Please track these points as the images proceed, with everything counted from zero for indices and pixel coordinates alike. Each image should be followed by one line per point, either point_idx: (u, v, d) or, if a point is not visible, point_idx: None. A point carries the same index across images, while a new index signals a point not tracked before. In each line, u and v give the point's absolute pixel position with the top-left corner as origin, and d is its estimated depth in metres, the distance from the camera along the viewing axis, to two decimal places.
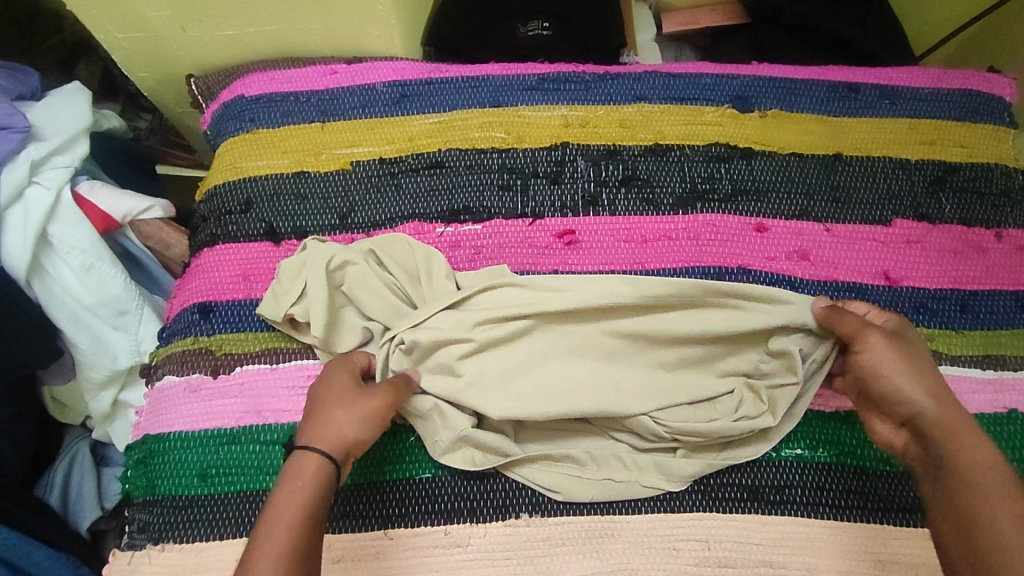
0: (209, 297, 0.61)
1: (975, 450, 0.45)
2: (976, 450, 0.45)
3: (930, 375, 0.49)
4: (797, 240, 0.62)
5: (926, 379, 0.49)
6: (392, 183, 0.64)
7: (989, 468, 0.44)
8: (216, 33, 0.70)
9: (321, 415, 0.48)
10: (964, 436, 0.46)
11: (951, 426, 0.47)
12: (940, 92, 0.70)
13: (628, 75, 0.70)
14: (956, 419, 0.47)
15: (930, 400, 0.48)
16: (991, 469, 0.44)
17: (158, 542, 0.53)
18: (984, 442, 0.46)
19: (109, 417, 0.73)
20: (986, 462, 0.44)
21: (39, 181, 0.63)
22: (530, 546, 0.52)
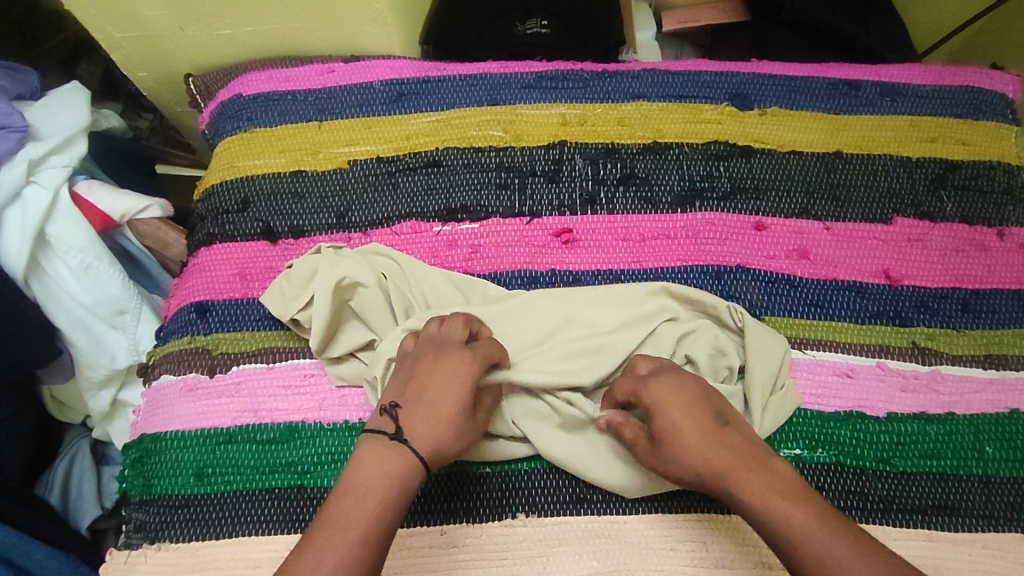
0: (206, 297, 0.61)
1: (760, 487, 0.44)
2: (764, 487, 0.44)
3: (689, 410, 0.49)
4: (797, 238, 0.62)
5: (677, 421, 0.49)
6: (389, 182, 0.64)
7: (781, 500, 0.43)
8: (214, 32, 0.70)
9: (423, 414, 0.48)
10: (761, 486, 0.44)
11: (728, 465, 0.46)
12: (941, 89, 0.69)
13: (626, 72, 0.69)
14: (733, 455, 0.46)
15: (716, 447, 0.47)
16: (779, 495, 0.43)
17: (155, 541, 0.53)
18: (781, 487, 0.44)
19: (108, 416, 0.73)
20: (773, 489, 0.44)
21: (37, 181, 0.63)
22: (527, 546, 0.52)
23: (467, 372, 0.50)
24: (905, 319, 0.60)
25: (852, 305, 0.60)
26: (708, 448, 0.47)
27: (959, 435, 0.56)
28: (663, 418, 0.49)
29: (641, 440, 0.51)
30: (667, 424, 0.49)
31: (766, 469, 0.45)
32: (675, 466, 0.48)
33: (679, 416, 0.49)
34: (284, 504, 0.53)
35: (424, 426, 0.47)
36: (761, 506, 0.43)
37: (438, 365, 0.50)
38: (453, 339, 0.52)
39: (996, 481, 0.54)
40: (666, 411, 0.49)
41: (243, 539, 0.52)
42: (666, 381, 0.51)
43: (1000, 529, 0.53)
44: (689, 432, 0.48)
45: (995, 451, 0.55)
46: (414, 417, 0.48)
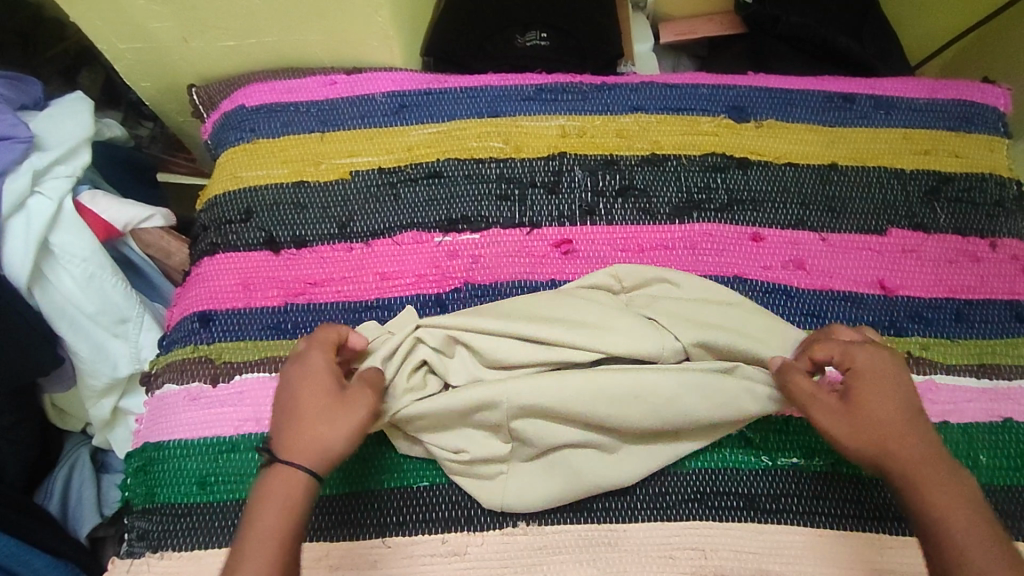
0: (209, 306, 0.61)
1: (943, 488, 0.43)
2: (943, 485, 0.43)
3: (904, 394, 0.47)
4: (793, 249, 0.63)
5: (889, 403, 0.46)
6: (391, 193, 0.65)
7: (958, 511, 0.42)
8: (218, 44, 0.71)
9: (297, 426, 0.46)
10: (926, 480, 0.43)
11: (919, 462, 0.44)
12: (934, 102, 0.70)
13: (625, 85, 0.70)
14: (931, 453, 0.44)
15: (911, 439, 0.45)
16: (961, 499, 0.42)
17: (157, 549, 0.54)
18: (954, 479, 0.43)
19: (109, 424, 0.73)
20: (952, 493, 0.43)
21: (41, 191, 0.64)
22: (527, 554, 0.52)
23: (320, 372, 0.48)
24: (900, 328, 0.61)
25: (848, 315, 0.61)
26: (913, 438, 0.45)
27: (954, 443, 0.56)
28: (865, 387, 0.47)
29: (823, 393, 0.48)
30: (860, 396, 0.47)
31: (948, 472, 0.44)
32: (856, 434, 0.46)
33: (889, 394, 0.47)
34: None
35: (302, 443, 0.45)
36: (931, 502, 0.43)
37: (304, 391, 0.47)
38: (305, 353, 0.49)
39: (989, 489, 0.55)
40: (868, 386, 0.47)
41: None
42: (871, 353, 0.48)
43: None
44: (892, 419, 0.46)
45: (988, 459, 0.56)
46: (296, 435, 0.45)
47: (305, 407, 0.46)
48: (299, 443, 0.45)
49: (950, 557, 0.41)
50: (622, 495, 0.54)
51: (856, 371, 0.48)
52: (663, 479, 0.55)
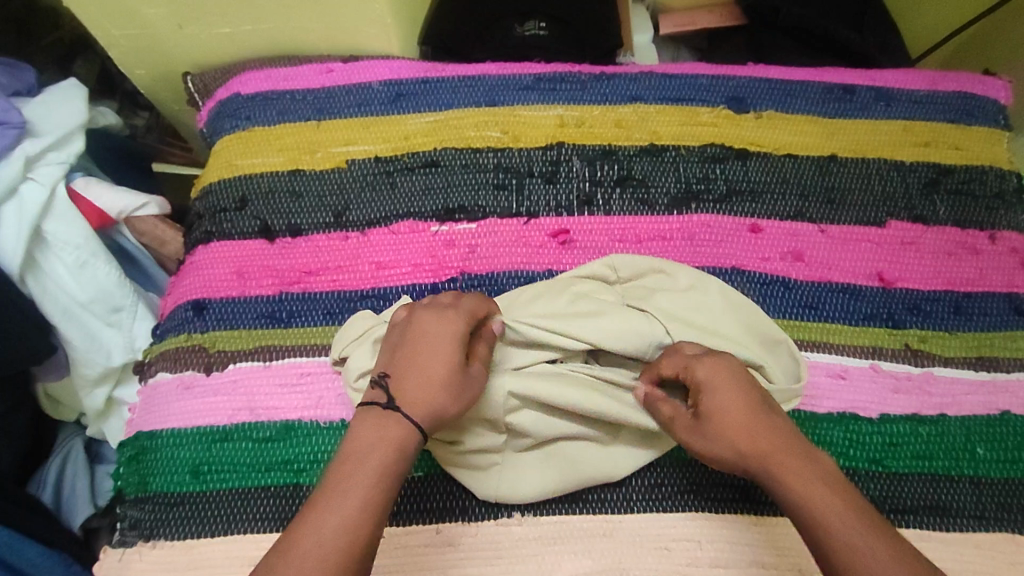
0: (203, 294, 0.61)
1: (800, 474, 0.44)
2: (803, 473, 0.44)
3: (744, 393, 0.47)
4: (791, 241, 0.63)
5: (733, 403, 0.47)
6: (387, 182, 0.64)
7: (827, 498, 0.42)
8: (213, 31, 0.70)
9: (409, 381, 0.46)
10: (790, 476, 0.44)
11: (773, 455, 0.45)
12: (934, 94, 0.70)
13: (624, 74, 0.70)
14: (783, 446, 0.45)
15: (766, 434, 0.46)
16: (820, 483, 0.43)
17: (150, 538, 0.53)
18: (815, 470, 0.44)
19: (103, 415, 0.73)
20: (811, 479, 0.43)
21: (34, 177, 0.63)
22: (522, 545, 0.52)
23: (451, 329, 0.48)
24: (898, 321, 0.60)
25: (846, 307, 0.60)
26: (763, 435, 0.45)
27: (951, 436, 0.56)
28: (709, 400, 0.47)
29: (681, 412, 0.49)
30: (711, 408, 0.47)
31: (805, 459, 0.45)
32: (711, 442, 0.47)
33: (731, 397, 0.47)
34: (280, 503, 0.53)
35: (415, 395, 0.45)
36: (798, 494, 0.43)
37: (429, 352, 0.47)
38: (440, 302, 0.50)
39: (987, 482, 0.55)
40: (716, 395, 0.47)
41: (238, 537, 0.52)
42: (710, 364, 0.49)
43: (991, 529, 0.53)
44: (739, 421, 0.46)
45: (986, 452, 0.56)
46: (415, 388, 0.45)
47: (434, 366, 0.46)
48: (416, 390, 0.45)
49: (825, 548, 0.40)
50: (617, 487, 0.54)
51: (701, 382, 0.48)
52: (657, 471, 0.54)
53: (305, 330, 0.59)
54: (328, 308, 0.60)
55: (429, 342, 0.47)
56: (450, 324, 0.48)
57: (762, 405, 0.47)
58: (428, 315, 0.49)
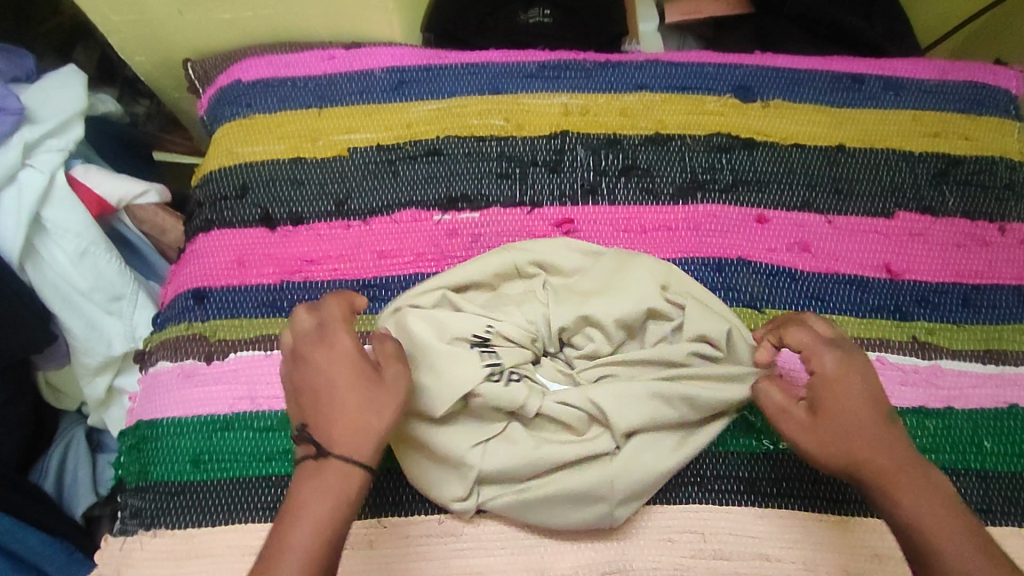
0: (204, 283, 0.60)
1: (919, 495, 0.42)
2: (921, 494, 0.42)
3: (869, 399, 0.45)
4: (798, 231, 0.62)
5: (852, 399, 0.45)
6: (389, 170, 0.63)
7: (946, 520, 0.41)
8: (213, 17, 0.69)
9: (325, 417, 0.42)
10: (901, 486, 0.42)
11: (893, 471, 0.42)
12: (944, 84, 0.69)
13: (629, 62, 0.69)
14: (903, 463, 0.43)
15: (878, 442, 0.43)
16: (936, 506, 0.41)
17: (150, 527, 0.53)
18: (925, 484, 0.42)
19: (104, 404, 0.73)
20: (931, 501, 0.41)
21: (32, 164, 0.63)
22: (524, 535, 0.52)
23: (343, 348, 0.43)
24: (905, 313, 0.60)
25: (853, 298, 0.60)
26: (883, 447, 0.43)
27: (958, 429, 0.56)
28: (833, 397, 0.45)
29: (794, 406, 0.46)
30: (828, 404, 0.45)
31: (925, 478, 0.42)
32: (828, 442, 0.44)
33: (859, 403, 0.45)
34: (281, 492, 0.53)
35: (341, 428, 0.41)
36: (913, 517, 0.41)
37: (332, 370, 0.43)
38: (312, 328, 0.45)
39: (994, 476, 0.54)
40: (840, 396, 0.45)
41: (240, 526, 0.52)
42: (841, 361, 0.46)
43: (997, 522, 0.53)
44: (856, 422, 0.44)
45: (993, 446, 0.55)
46: (336, 421, 0.41)
47: (338, 395, 0.42)
48: (341, 432, 0.41)
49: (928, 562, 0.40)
50: None
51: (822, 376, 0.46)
52: None
53: None
54: None
55: (332, 372, 0.43)
56: (339, 345, 0.43)
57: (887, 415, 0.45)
58: (303, 354, 0.44)
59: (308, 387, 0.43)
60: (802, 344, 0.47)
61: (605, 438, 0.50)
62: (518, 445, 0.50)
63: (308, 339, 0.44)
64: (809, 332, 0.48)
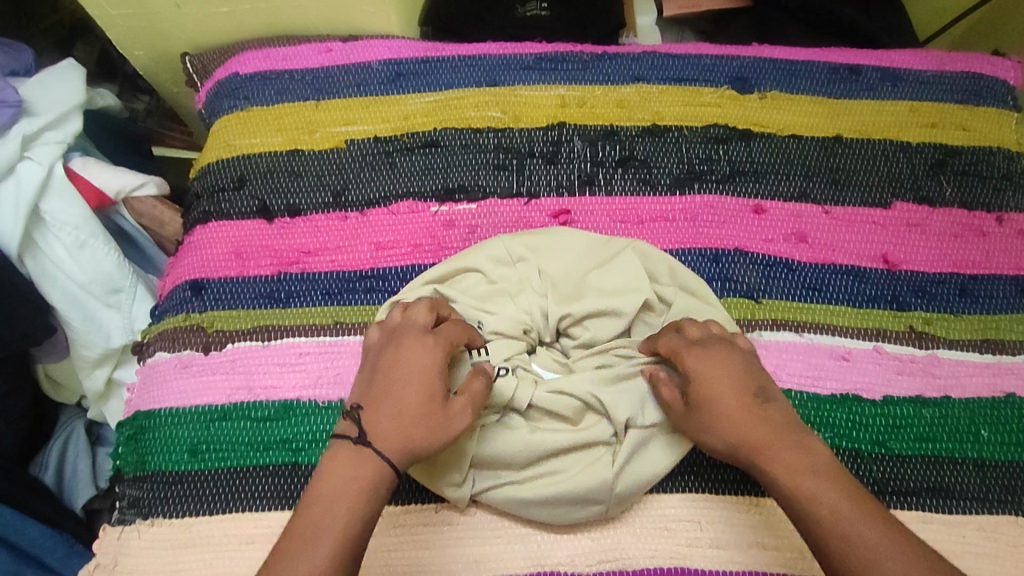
0: (202, 274, 0.60)
1: (795, 468, 0.43)
2: (806, 471, 0.43)
3: (733, 386, 0.47)
4: (795, 222, 0.62)
5: (720, 392, 0.47)
6: (387, 161, 0.63)
7: (824, 492, 0.42)
8: (211, 10, 0.69)
9: (380, 413, 0.44)
10: (784, 467, 0.43)
11: (765, 449, 0.44)
12: (942, 75, 0.69)
13: (626, 55, 0.69)
14: (768, 438, 0.45)
15: (753, 429, 0.45)
16: (811, 474, 0.43)
17: (148, 517, 0.53)
18: (809, 465, 0.43)
19: (103, 397, 0.73)
20: (806, 471, 0.43)
21: (31, 156, 0.63)
22: (521, 524, 0.52)
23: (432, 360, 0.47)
24: (903, 302, 0.60)
25: (850, 288, 0.60)
26: (751, 428, 0.45)
27: (955, 418, 0.56)
28: (703, 389, 0.47)
29: (677, 401, 0.49)
30: (702, 400, 0.47)
31: (806, 456, 0.44)
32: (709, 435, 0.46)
33: (722, 389, 0.47)
34: (278, 481, 0.53)
35: (390, 429, 0.44)
36: (794, 491, 0.42)
37: (411, 374, 0.46)
38: (417, 325, 0.49)
39: (991, 464, 0.54)
40: (704, 385, 0.47)
41: (237, 515, 0.52)
42: (703, 353, 0.48)
43: (994, 511, 0.53)
44: (733, 414, 0.46)
45: (990, 435, 0.55)
46: (387, 423, 0.44)
47: (405, 401, 0.45)
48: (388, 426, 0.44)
49: (825, 547, 0.41)
50: None
51: (690, 374, 0.48)
52: None
53: (304, 310, 0.59)
54: (327, 288, 0.59)
55: (413, 374, 0.46)
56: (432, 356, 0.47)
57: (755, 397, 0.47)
58: (409, 342, 0.48)
59: (394, 376, 0.46)
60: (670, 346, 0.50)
61: (602, 426, 0.51)
62: (518, 434, 0.50)
63: (410, 334, 0.48)
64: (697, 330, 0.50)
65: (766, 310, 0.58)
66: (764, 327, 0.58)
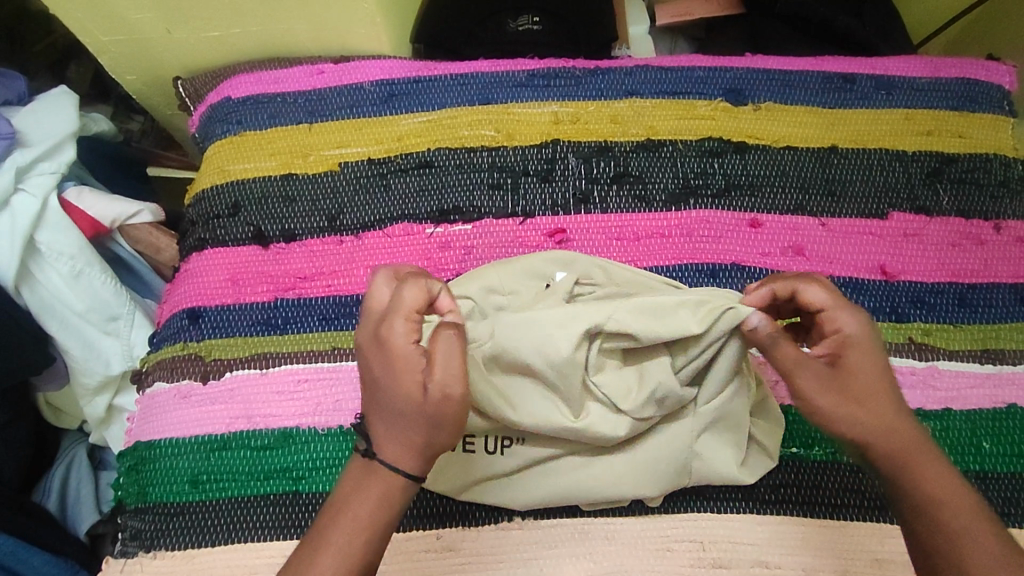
0: (199, 302, 0.60)
1: (937, 464, 0.43)
2: (934, 472, 0.43)
3: (878, 366, 0.44)
4: (792, 235, 0.62)
5: (869, 371, 0.44)
6: (381, 184, 0.63)
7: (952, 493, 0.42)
8: (202, 34, 0.69)
9: (378, 426, 0.42)
10: (923, 466, 0.43)
11: (908, 450, 0.43)
12: (937, 81, 0.68)
13: (619, 69, 0.69)
14: (910, 437, 0.43)
15: (886, 413, 0.43)
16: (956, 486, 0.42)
17: (149, 549, 0.53)
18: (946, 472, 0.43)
19: (105, 422, 0.73)
20: (954, 486, 0.42)
21: (25, 188, 0.63)
22: (521, 548, 0.52)
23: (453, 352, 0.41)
24: (902, 314, 0.59)
25: (848, 301, 0.59)
26: (893, 419, 0.43)
27: (957, 430, 0.55)
28: (855, 358, 0.44)
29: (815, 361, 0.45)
30: (849, 368, 0.44)
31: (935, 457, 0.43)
32: (839, 405, 0.43)
33: (868, 364, 0.44)
34: (279, 510, 0.53)
35: (387, 434, 0.41)
36: (927, 490, 0.42)
37: (393, 373, 0.41)
38: (397, 308, 0.41)
39: (994, 477, 0.54)
40: (851, 358, 0.44)
41: (239, 546, 0.52)
42: (854, 319, 0.45)
43: (997, 524, 0.53)
44: (874, 393, 0.44)
45: (992, 446, 0.55)
46: (386, 433, 0.41)
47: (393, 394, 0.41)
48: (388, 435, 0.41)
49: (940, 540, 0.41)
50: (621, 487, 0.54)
51: (842, 338, 0.45)
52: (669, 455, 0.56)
53: (302, 336, 0.59)
54: (324, 312, 0.59)
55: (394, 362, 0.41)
56: (400, 349, 0.41)
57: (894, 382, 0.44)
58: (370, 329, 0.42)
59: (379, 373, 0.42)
60: (818, 303, 0.45)
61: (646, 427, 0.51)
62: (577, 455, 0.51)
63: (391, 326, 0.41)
64: (830, 290, 0.46)
65: None
66: None
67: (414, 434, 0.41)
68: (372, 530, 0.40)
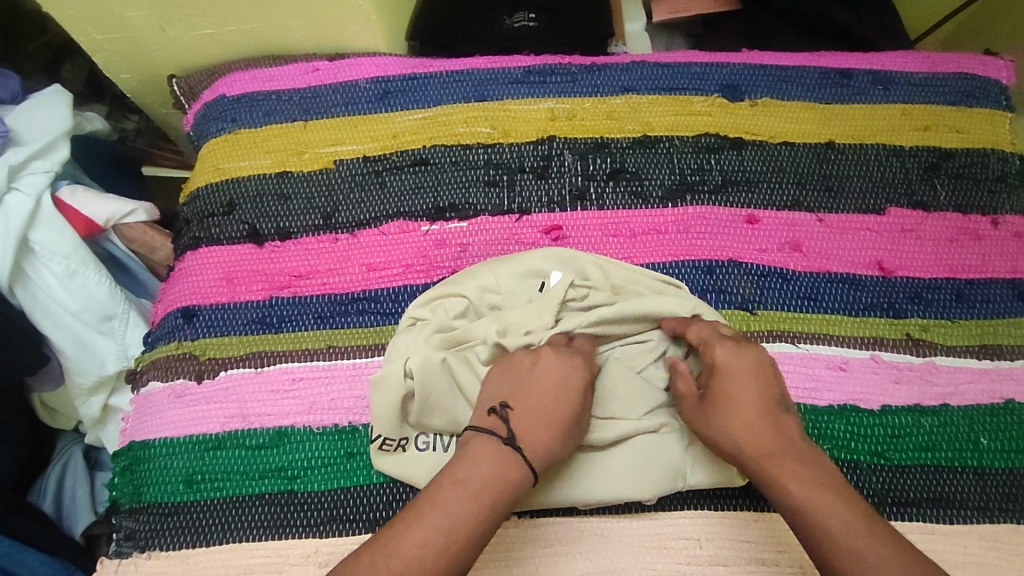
0: (193, 301, 0.60)
1: (802, 477, 0.44)
2: (806, 478, 0.44)
3: (755, 388, 0.48)
4: (790, 231, 0.61)
5: (746, 397, 0.48)
6: (377, 181, 0.63)
7: (820, 496, 0.43)
8: (196, 32, 0.69)
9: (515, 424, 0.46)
10: (790, 473, 0.45)
11: (780, 463, 0.45)
12: (934, 76, 0.68)
13: (615, 65, 0.68)
14: (782, 448, 0.46)
15: (761, 431, 0.46)
16: (827, 488, 0.44)
17: (144, 549, 0.53)
18: (816, 475, 0.44)
19: (100, 422, 0.73)
20: (821, 487, 0.44)
21: (18, 187, 0.62)
22: (518, 547, 0.51)
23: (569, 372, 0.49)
24: (899, 310, 0.59)
25: (845, 297, 0.59)
26: (751, 433, 0.46)
27: (954, 426, 0.55)
28: (726, 384, 0.48)
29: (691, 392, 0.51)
30: (723, 394, 0.48)
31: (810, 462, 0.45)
32: (715, 428, 0.48)
33: (747, 389, 0.48)
34: (275, 510, 0.53)
35: (524, 431, 0.46)
36: (801, 498, 0.43)
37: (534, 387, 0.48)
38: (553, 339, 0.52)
39: (991, 473, 0.54)
40: (730, 385, 0.48)
41: (234, 545, 0.52)
42: (734, 352, 0.49)
43: (994, 520, 0.52)
44: (743, 415, 0.47)
45: (990, 442, 0.55)
46: (523, 428, 0.46)
47: (537, 397, 0.48)
48: (529, 424, 0.47)
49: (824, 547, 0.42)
50: None
51: (718, 366, 0.49)
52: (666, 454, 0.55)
53: (297, 335, 0.58)
54: (319, 311, 0.59)
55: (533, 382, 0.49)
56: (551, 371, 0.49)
57: (775, 403, 0.48)
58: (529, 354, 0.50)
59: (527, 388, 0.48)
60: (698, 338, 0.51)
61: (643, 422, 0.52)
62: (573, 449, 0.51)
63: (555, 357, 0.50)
64: (711, 329, 0.52)
65: (762, 321, 0.58)
66: (803, 340, 0.57)
67: (552, 439, 0.47)
68: (480, 514, 0.42)
